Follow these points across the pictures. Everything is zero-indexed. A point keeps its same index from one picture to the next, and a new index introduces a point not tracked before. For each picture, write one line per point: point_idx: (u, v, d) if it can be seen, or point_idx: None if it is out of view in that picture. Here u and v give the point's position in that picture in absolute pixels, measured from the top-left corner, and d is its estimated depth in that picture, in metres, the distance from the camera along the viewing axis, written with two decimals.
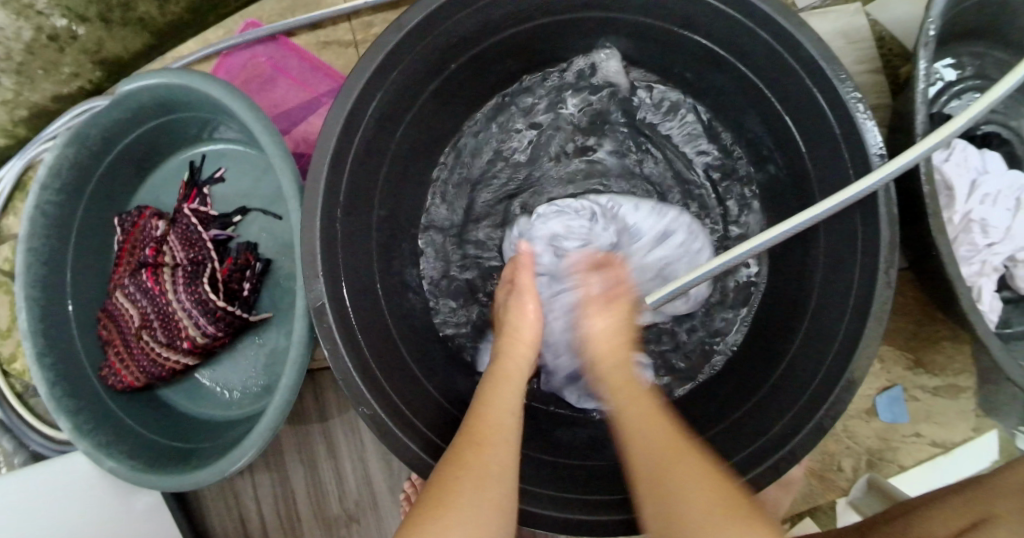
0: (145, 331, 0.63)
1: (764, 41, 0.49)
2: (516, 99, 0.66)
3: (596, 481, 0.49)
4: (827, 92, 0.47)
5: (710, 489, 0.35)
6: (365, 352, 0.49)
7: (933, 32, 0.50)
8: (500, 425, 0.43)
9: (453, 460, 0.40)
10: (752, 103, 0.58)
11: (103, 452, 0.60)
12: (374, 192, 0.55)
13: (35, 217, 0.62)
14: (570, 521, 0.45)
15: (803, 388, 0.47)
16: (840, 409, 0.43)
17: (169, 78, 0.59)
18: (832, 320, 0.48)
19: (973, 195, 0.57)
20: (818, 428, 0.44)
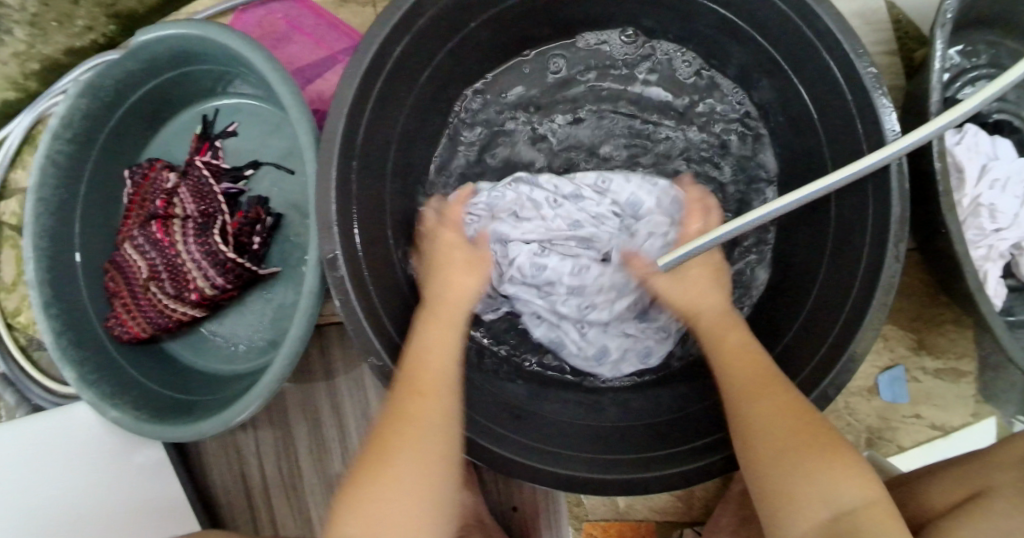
0: (152, 282, 0.63)
1: (782, 10, 0.49)
2: (531, 66, 0.67)
3: (597, 445, 0.49)
4: (843, 64, 0.46)
5: (790, 432, 0.40)
6: (375, 305, 0.49)
7: (949, 14, 0.49)
8: (440, 370, 0.44)
9: (397, 416, 0.42)
10: (769, 75, 0.57)
11: (106, 402, 0.60)
12: (388, 149, 0.55)
13: (44, 167, 0.62)
14: (573, 478, 0.45)
15: (806, 360, 0.48)
16: (844, 381, 0.43)
17: (189, 30, 0.58)
18: (839, 293, 0.48)
19: (982, 179, 0.56)
20: (822, 398, 0.44)
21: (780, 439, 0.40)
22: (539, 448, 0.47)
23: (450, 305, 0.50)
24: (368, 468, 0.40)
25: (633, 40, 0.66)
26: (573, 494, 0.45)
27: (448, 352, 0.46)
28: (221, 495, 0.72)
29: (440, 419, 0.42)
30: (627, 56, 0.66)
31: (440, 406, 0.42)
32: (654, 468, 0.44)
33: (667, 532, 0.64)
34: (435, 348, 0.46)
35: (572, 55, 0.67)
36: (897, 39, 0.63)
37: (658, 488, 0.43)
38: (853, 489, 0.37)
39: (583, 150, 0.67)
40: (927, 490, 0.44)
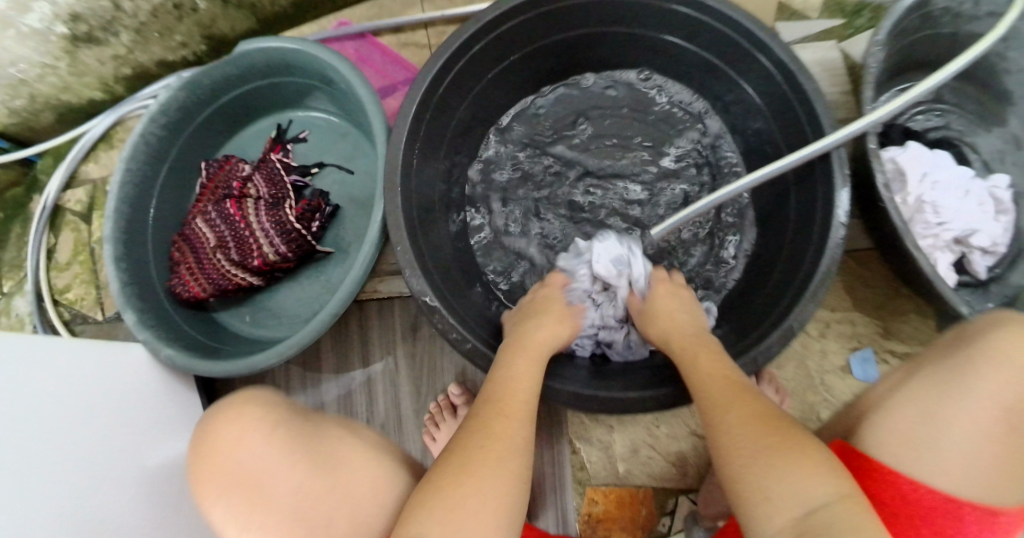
0: (219, 250, 0.72)
1: (747, 48, 0.63)
2: (554, 96, 0.79)
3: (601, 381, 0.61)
4: (796, 85, 0.60)
5: (755, 437, 0.43)
6: (422, 254, 0.60)
7: (879, 46, 0.63)
8: (521, 401, 0.51)
9: (472, 436, 0.47)
10: (743, 104, 0.71)
11: (161, 342, 0.67)
12: (440, 139, 0.68)
13: (137, 144, 0.73)
14: (582, 396, 0.56)
15: (773, 308, 0.58)
16: (805, 316, 0.52)
17: (290, 43, 0.72)
18: (797, 256, 0.60)
19: (924, 181, 0.69)
20: (789, 329, 0.52)
21: (757, 454, 0.41)
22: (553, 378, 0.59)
23: (535, 346, 0.57)
24: (444, 482, 0.44)
25: (645, 79, 0.77)
26: (576, 407, 0.56)
27: (527, 389, 0.52)
28: None
29: (519, 440, 0.48)
30: (644, 94, 0.78)
31: (521, 431, 0.48)
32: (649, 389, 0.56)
33: (664, 499, 0.69)
34: (521, 381, 0.52)
35: (591, 89, 0.78)
36: (852, 82, 0.77)
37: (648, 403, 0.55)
38: (828, 487, 0.38)
39: (596, 173, 0.76)
40: None
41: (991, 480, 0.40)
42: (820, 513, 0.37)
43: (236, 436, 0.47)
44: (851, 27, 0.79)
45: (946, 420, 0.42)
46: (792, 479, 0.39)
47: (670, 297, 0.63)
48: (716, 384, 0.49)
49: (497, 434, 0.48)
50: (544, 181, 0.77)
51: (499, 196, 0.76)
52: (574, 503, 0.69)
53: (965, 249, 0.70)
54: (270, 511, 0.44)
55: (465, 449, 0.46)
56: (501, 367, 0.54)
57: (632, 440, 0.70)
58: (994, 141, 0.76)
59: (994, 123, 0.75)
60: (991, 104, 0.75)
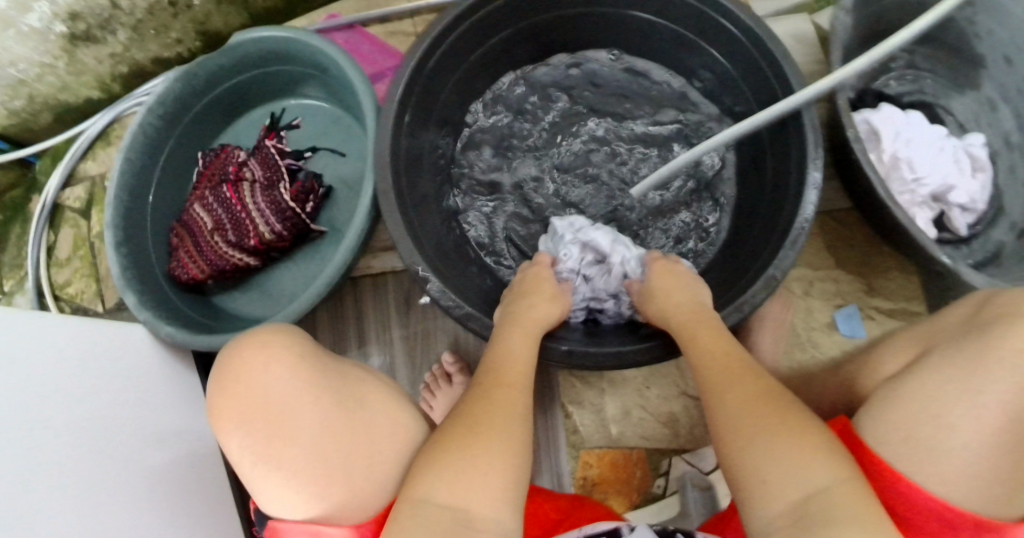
0: (217, 233, 0.74)
1: (714, 20, 0.65)
2: (540, 75, 0.80)
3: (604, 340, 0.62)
4: (764, 51, 0.62)
5: (763, 410, 0.42)
6: (415, 229, 0.61)
7: (843, 17, 0.68)
8: (521, 373, 0.51)
9: (466, 419, 0.46)
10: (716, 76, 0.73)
11: (162, 321, 0.68)
12: (430, 116, 0.70)
13: (136, 133, 0.75)
14: (587, 351, 0.57)
15: (755, 260, 0.61)
16: (788, 261, 0.55)
17: (279, 31, 0.75)
18: (776, 208, 0.62)
19: (898, 139, 0.72)
20: (773, 277, 0.55)
21: (758, 422, 0.41)
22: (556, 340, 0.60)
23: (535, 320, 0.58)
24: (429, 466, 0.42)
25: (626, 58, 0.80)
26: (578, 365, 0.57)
27: (521, 369, 0.52)
28: None
29: (521, 410, 0.48)
30: (626, 71, 0.80)
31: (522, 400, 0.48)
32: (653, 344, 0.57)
33: (657, 460, 0.70)
34: (515, 364, 0.52)
35: (575, 68, 0.80)
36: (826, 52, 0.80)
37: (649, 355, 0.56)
38: (829, 471, 0.37)
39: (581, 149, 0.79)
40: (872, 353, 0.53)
41: (991, 483, 0.36)
42: (818, 500, 0.36)
43: (261, 365, 0.47)
44: (823, 1, 0.82)
45: (961, 400, 0.38)
46: (791, 461, 0.38)
47: (670, 275, 0.62)
48: (722, 363, 0.48)
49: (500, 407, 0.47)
50: (531, 159, 0.80)
51: (486, 175, 0.79)
52: (569, 466, 0.70)
53: (943, 207, 0.74)
54: (297, 432, 0.44)
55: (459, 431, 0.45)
56: (494, 351, 0.54)
57: (623, 404, 0.72)
58: (969, 103, 0.80)
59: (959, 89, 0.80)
60: (964, 69, 0.79)
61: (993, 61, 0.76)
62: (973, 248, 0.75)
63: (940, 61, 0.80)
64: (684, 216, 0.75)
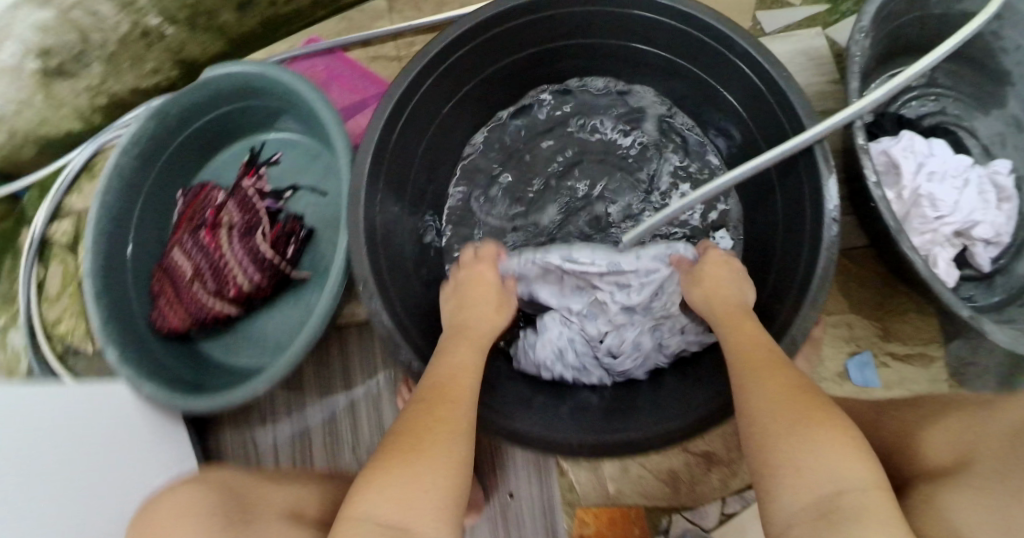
0: (196, 281, 0.71)
1: (710, 46, 0.59)
2: (534, 106, 0.74)
3: (601, 422, 0.57)
4: (765, 77, 0.56)
5: (784, 404, 0.41)
6: (393, 301, 0.57)
7: (866, 24, 0.59)
8: (469, 383, 0.49)
9: (428, 416, 0.45)
10: (715, 106, 0.66)
11: (142, 379, 0.66)
12: (413, 158, 0.65)
13: (112, 176, 0.72)
14: (584, 443, 0.52)
15: (772, 325, 0.55)
16: (807, 324, 0.50)
17: (252, 69, 0.71)
18: (793, 253, 0.57)
19: (919, 173, 0.65)
20: (791, 342, 0.50)
21: (780, 418, 0.41)
22: (549, 428, 0.54)
23: (480, 331, 0.56)
24: (406, 456, 0.42)
25: (619, 84, 0.73)
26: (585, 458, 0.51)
27: (470, 374, 0.50)
28: None
29: (468, 422, 0.46)
30: (620, 97, 0.73)
31: (469, 411, 0.47)
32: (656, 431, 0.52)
33: (656, 516, 0.67)
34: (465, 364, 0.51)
35: (568, 94, 0.74)
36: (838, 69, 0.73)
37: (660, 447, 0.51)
38: (858, 472, 0.37)
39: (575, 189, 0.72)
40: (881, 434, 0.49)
41: None
42: (844, 496, 0.36)
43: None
44: (835, 13, 0.75)
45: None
46: (820, 455, 0.38)
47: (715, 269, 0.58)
48: (744, 362, 0.47)
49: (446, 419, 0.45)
50: (521, 198, 0.73)
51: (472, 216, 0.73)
52: (564, 524, 0.68)
53: (966, 242, 0.69)
54: None
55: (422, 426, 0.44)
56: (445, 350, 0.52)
57: (620, 460, 0.68)
58: (994, 124, 0.72)
59: (994, 104, 0.72)
60: (986, 84, 0.71)
61: (1019, 77, 0.67)
62: (997, 285, 0.69)
63: (961, 79, 0.73)
64: None
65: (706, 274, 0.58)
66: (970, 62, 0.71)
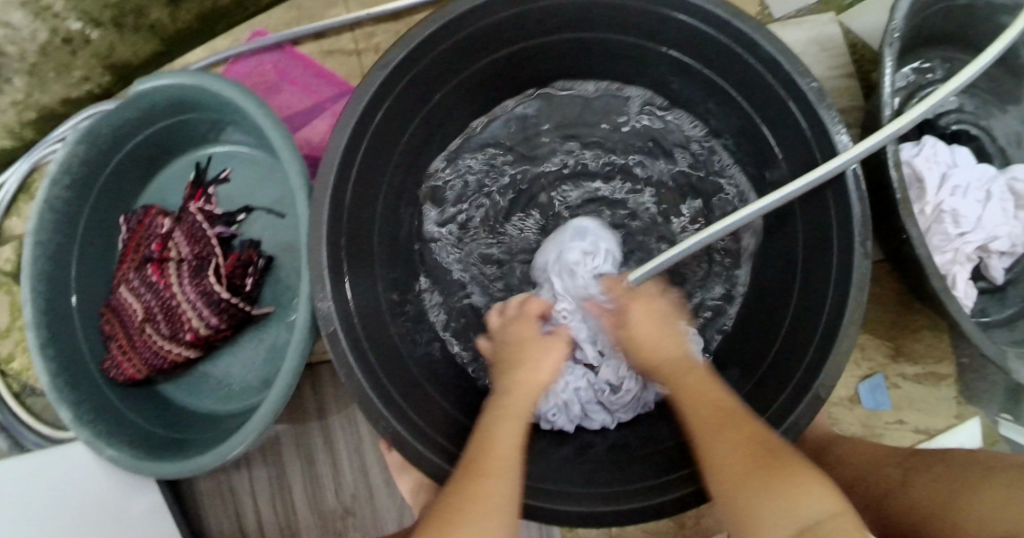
0: (147, 324, 0.64)
1: (724, 44, 0.51)
2: (514, 112, 0.66)
3: (605, 476, 0.51)
4: (785, 83, 0.49)
5: (746, 460, 0.40)
6: (369, 359, 0.50)
7: (896, 33, 0.56)
8: (504, 452, 0.45)
9: (457, 488, 0.42)
10: (725, 109, 0.59)
11: (102, 441, 0.61)
12: (378, 192, 0.56)
13: (43, 212, 0.64)
14: (584, 514, 0.46)
15: (795, 366, 0.50)
16: (833, 379, 0.46)
17: (184, 79, 0.61)
18: (819, 286, 0.51)
19: (943, 186, 0.65)
20: (816, 397, 0.46)
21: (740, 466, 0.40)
22: (556, 489, 0.49)
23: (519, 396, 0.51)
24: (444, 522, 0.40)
25: (607, 85, 0.65)
26: (588, 530, 0.46)
27: (509, 450, 0.45)
28: (218, 536, 0.72)
29: (504, 496, 0.41)
30: (604, 98, 0.67)
31: (506, 486, 0.42)
32: (670, 492, 0.46)
33: None
34: (507, 439, 0.46)
35: (550, 96, 0.66)
36: (854, 62, 0.69)
37: (673, 513, 0.45)
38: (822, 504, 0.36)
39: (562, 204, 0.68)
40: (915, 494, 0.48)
41: None
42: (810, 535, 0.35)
43: None
44: None
45: None
46: (785, 501, 0.37)
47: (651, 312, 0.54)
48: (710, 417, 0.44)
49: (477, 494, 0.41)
50: (505, 214, 0.68)
51: (456, 240, 0.67)
52: None
53: (983, 255, 0.67)
54: None
55: (454, 500, 0.41)
56: (482, 432, 0.47)
57: None
58: (1011, 123, 0.71)
59: (1012, 103, 0.70)
60: (1006, 81, 0.69)
61: None
62: (1009, 296, 0.69)
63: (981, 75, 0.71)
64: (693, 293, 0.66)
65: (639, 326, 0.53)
66: (1008, 67, 0.69)
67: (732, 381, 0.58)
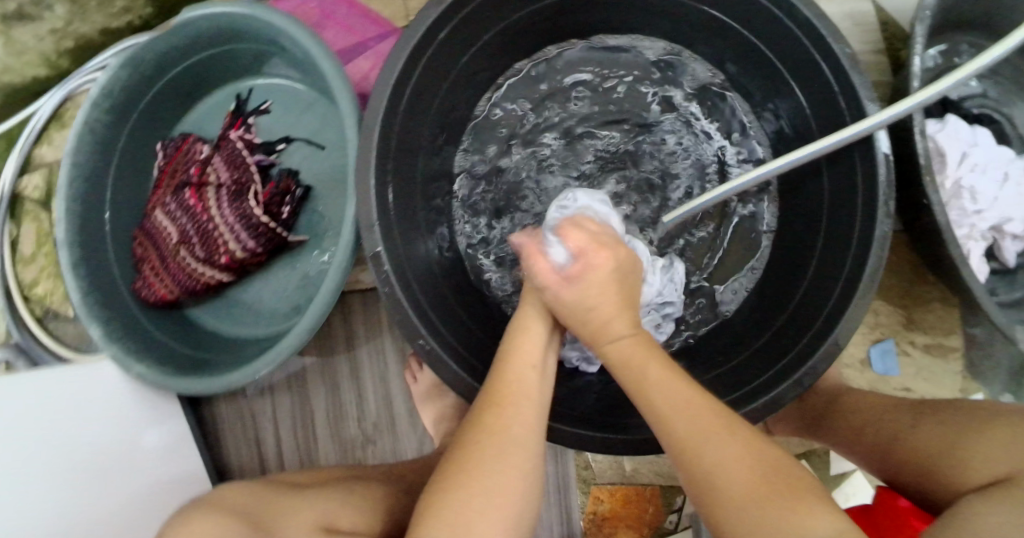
0: (182, 247, 0.65)
1: (764, 4, 0.52)
2: (553, 61, 0.67)
3: (634, 408, 0.53)
4: (822, 45, 0.50)
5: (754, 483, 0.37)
6: (408, 281, 0.51)
7: (927, 11, 0.57)
8: (522, 381, 0.43)
9: (474, 423, 0.42)
10: (760, 71, 0.60)
11: (132, 359, 0.62)
12: (421, 129, 0.57)
13: (82, 133, 0.64)
14: (621, 441, 0.47)
15: (814, 316, 0.52)
16: (852, 328, 0.48)
17: (234, 7, 0.62)
18: (841, 243, 0.53)
19: (963, 163, 0.67)
20: (835, 344, 0.48)
21: (738, 491, 0.37)
22: (590, 419, 0.50)
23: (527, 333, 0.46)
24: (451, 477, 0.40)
25: (646, 40, 0.66)
26: (615, 456, 0.47)
27: (531, 389, 0.43)
28: (238, 464, 0.74)
29: (520, 429, 0.41)
30: (642, 52, 0.67)
31: (521, 419, 0.42)
32: None
33: (670, 495, 0.68)
34: (522, 369, 0.44)
35: (588, 49, 0.67)
36: (885, 40, 0.70)
37: None
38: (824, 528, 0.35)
39: (595, 153, 0.68)
40: (914, 439, 0.50)
41: None
42: None
43: None
44: None
45: None
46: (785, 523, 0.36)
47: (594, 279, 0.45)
48: (691, 408, 0.40)
49: (495, 428, 0.41)
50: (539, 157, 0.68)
51: (493, 181, 0.68)
52: (578, 501, 0.68)
53: (995, 236, 0.69)
54: None
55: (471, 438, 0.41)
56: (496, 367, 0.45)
57: None
58: None
59: None
60: None
61: None
62: (1020, 277, 0.71)
63: (1009, 61, 0.73)
64: (716, 251, 0.67)
65: (593, 276, 0.45)
66: None
67: (750, 330, 0.60)
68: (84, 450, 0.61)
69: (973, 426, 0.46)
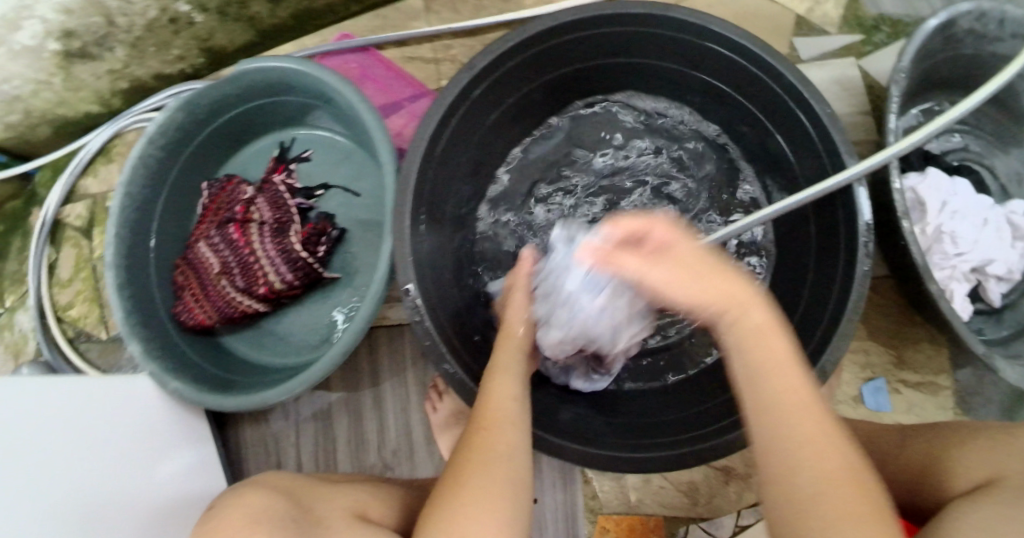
0: (224, 277, 0.70)
1: (756, 74, 0.59)
2: (571, 121, 0.75)
3: (647, 431, 0.57)
4: (809, 111, 0.57)
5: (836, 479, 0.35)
6: (437, 312, 0.56)
7: (903, 73, 0.64)
8: (505, 409, 0.47)
9: (465, 448, 0.45)
10: (754, 130, 0.67)
11: (167, 376, 0.66)
12: (452, 171, 0.63)
13: (137, 166, 0.70)
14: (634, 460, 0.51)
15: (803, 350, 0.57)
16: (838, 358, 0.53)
17: (287, 64, 0.69)
18: (826, 283, 0.59)
19: (942, 211, 0.72)
20: (822, 372, 0.52)
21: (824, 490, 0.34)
22: (603, 439, 0.54)
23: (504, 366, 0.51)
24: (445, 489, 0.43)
25: (653, 106, 0.74)
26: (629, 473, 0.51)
27: (512, 409, 0.47)
28: None
29: (505, 447, 0.44)
30: (651, 114, 0.74)
31: (505, 438, 0.45)
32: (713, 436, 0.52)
33: (674, 526, 0.71)
34: (503, 395, 0.48)
35: (602, 110, 0.75)
36: (871, 102, 0.78)
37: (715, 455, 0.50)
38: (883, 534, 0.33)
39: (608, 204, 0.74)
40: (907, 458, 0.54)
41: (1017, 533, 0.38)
42: None
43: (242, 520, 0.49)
44: (869, 43, 0.79)
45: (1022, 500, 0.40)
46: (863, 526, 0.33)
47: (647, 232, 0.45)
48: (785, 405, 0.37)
49: (482, 446, 0.44)
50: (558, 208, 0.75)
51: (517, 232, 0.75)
52: (585, 529, 0.71)
53: (980, 278, 0.75)
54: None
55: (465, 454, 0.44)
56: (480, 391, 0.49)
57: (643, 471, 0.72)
58: (1011, 163, 0.80)
59: (1014, 145, 0.79)
60: (1009, 124, 0.78)
61: None
62: (1004, 319, 0.76)
63: (986, 118, 0.80)
64: None
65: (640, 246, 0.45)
66: (1004, 112, 0.78)
67: None
68: (95, 474, 0.58)
69: (950, 443, 0.51)
